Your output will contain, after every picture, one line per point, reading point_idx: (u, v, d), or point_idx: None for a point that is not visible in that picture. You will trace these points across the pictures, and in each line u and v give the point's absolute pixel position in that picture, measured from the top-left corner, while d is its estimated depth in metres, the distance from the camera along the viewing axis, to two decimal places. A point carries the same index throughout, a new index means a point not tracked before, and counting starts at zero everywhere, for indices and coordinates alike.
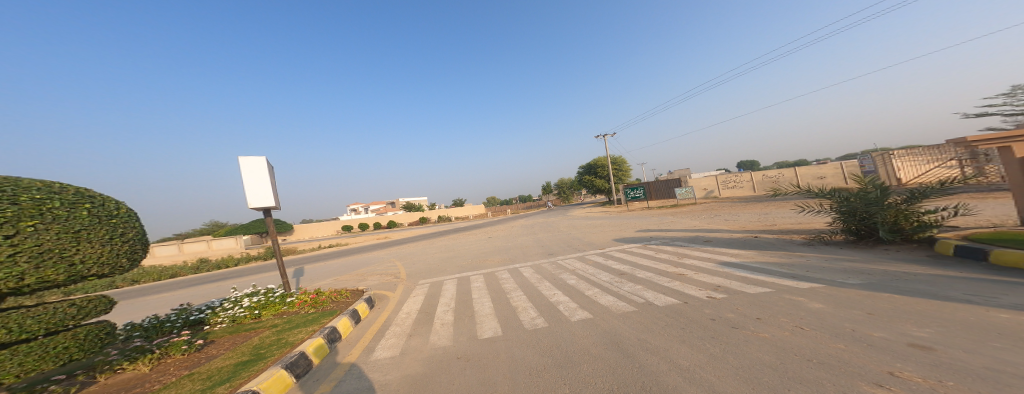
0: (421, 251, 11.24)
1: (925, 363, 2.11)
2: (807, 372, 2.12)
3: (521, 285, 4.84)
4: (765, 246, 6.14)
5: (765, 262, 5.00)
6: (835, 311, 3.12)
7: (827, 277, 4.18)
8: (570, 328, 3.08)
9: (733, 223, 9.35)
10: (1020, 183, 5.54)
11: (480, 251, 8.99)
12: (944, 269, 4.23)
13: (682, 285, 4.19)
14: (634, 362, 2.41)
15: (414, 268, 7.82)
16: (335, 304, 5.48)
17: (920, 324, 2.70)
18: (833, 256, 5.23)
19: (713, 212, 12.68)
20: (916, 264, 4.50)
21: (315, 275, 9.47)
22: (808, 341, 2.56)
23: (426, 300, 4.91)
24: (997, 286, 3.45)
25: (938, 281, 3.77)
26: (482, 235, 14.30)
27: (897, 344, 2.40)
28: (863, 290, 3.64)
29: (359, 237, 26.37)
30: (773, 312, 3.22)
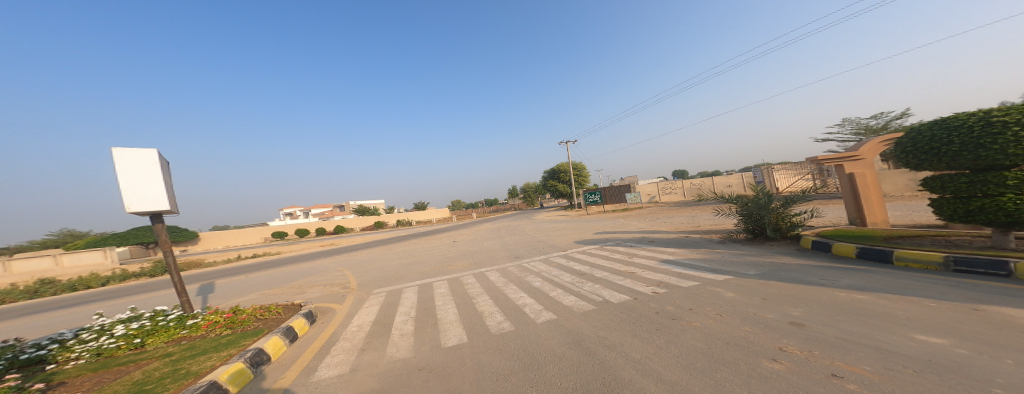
0: (373, 258, 10.40)
1: (801, 337, 2.67)
2: (727, 354, 2.52)
3: (483, 290, 4.82)
4: (693, 245, 7.08)
5: (694, 259, 5.78)
6: (742, 298, 3.77)
7: (735, 270, 5.02)
8: (536, 330, 3.17)
9: (669, 224, 10.58)
10: (848, 193, 7.26)
11: (438, 257, 8.66)
12: (813, 259, 5.40)
13: (633, 283, 4.61)
14: (595, 359, 2.59)
15: (362, 278, 7.20)
16: (261, 323, 4.77)
17: (797, 304, 3.42)
18: (741, 251, 6.27)
19: (656, 215, 14.11)
20: (795, 256, 5.66)
21: (233, 290, 8.06)
22: (725, 326, 3.05)
23: (379, 310, 4.59)
24: (843, 271, 4.53)
25: (808, 268, 4.80)
26: (439, 240, 13.73)
27: (782, 323, 2.99)
28: (760, 279, 4.45)
29: (293, 245, 23.25)
30: (700, 302, 3.75)
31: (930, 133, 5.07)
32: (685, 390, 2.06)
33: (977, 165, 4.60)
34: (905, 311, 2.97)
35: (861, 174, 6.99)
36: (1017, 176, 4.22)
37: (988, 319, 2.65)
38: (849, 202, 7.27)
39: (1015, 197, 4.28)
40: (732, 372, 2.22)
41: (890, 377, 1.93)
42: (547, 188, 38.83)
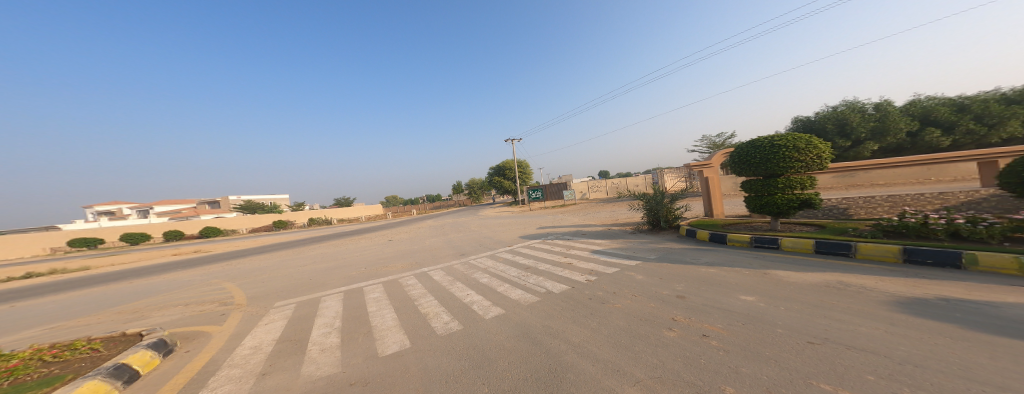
0: (280, 264, 8.57)
1: (687, 308, 3.31)
2: (642, 328, 2.94)
3: (419, 291, 4.57)
4: (614, 236, 8.05)
5: (616, 248, 6.56)
6: (648, 279, 4.47)
7: (641, 255, 5.89)
8: (485, 327, 3.15)
9: (595, 219, 11.72)
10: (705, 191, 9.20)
11: (367, 259, 7.78)
12: (696, 243, 6.71)
13: (570, 273, 4.97)
14: (542, 348, 2.70)
15: (261, 288, 5.96)
16: (54, 365, 2.92)
17: (681, 280, 4.24)
18: (646, 240, 7.38)
19: (589, 211, 15.47)
20: (684, 242, 6.93)
21: (37, 316, 5.65)
22: (638, 304, 3.55)
23: (291, 322, 3.91)
24: (713, 252, 5.76)
25: (688, 251, 5.95)
26: (369, 240, 12.36)
27: (673, 297, 3.65)
28: (658, 262, 5.33)
29: (152, 249, 17.80)
30: (621, 286, 4.28)
31: (744, 149, 6.95)
32: (617, 366, 2.32)
33: (768, 174, 6.58)
34: (741, 281, 4.04)
35: (711, 178, 8.87)
36: (785, 181, 6.35)
37: (784, 285, 3.82)
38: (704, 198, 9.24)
39: (783, 195, 6.44)
40: (647, 345, 2.61)
41: (744, 337, 2.58)
42: (494, 184, 38.36)
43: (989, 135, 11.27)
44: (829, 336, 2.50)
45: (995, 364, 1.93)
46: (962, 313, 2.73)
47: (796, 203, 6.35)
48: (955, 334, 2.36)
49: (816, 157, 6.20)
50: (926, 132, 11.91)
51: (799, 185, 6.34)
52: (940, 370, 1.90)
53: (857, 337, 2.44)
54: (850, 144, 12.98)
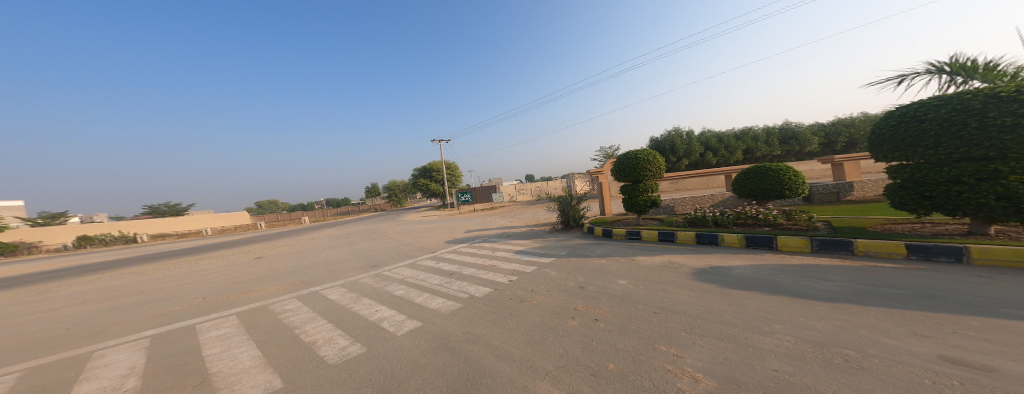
0: (79, 300, 5.88)
1: (589, 297, 3.69)
2: (554, 322, 3.14)
3: (308, 316, 3.83)
4: (533, 236, 8.50)
5: (536, 248, 6.92)
6: (559, 273, 4.84)
7: (555, 252, 6.37)
8: (396, 345, 2.85)
9: (520, 221, 12.15)
10: (602, 193, 10.50)
11: (239, 282, 6.13)
12: (600, 237, 7.61)
13: (494, 275, 4.98)
14: (460, 357, 2.60)
15: (30, 337, 4.00)
16: None
17: (583, 272, 4.74)
18: (560, 238, 8.00)
19: (515, 213, 16.02)
20: (590, 237, 7.77)
21: None
22: (552, 299, 3.79)
23: (53, 383, 2.67)
24: (611, 244, 6.63)
25: (592, 246, 6.68)
26: (247, 256, 9.80)
27: (578, 289, 4.01)
28: (567, 257, 5.82)
29: None
30: (538, 283, 4.50)
31: (618, 160, 8.36)
32: (531, 362, 2.41)
33: (632, 180, 8.11)
34: (614, 267, 4.81)
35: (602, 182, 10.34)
36: (645, 186, 7.92)
37: (642, 267, 4.71)
38: (602, 199, 10.54)
39: (644, 198, 7.98)
40: (556, 337, 2.80)
41: (621, 317, 3.04)
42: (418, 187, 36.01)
43: (731, 157, 16.37)
44: (663, 305, 3.19)
45: (742, 311, 2.81)
46: (714, 275, 3.95)
47: (652, 205, 7.95)
48: (721, 292, 3.34)
49: (658, 168, 7.97)
50: (708, 155, 16.35)
51: (651, 192, 7.98)
52: (716, 321, 2.65)
53: (676, 303, 3.19)
54: (677, 160, 16.60)
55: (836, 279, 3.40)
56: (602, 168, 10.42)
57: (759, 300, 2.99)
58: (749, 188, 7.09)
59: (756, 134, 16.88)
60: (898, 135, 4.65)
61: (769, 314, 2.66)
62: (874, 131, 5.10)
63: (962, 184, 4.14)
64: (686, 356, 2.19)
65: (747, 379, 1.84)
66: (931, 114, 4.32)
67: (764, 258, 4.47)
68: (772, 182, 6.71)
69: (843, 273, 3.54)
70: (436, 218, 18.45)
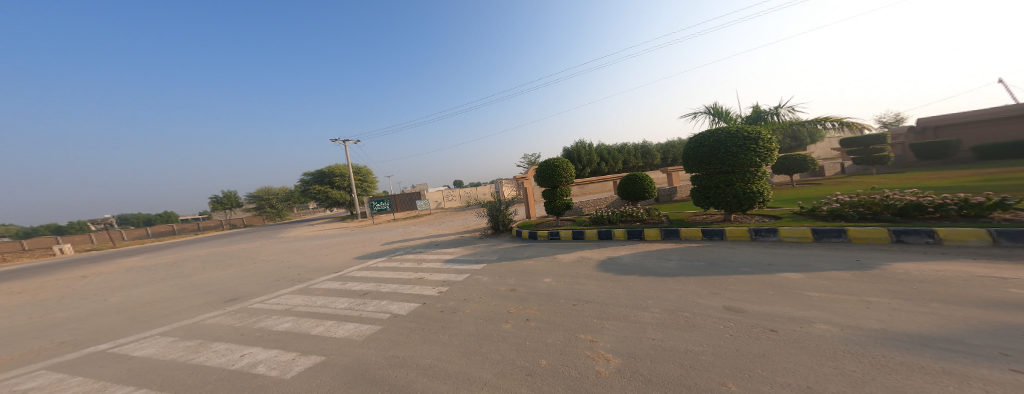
0: None
1: (522, 299, 3.77)
2: (490, 328, 3.10)
3: (149, 371, 2.82)
4: (464, 243, 8.31)
5: (466, 255, 6.77)
6: (490, 279, 4.82)
7: (486, 258, 6.34)
8: (292, 387, 2.36)
9: (448, 228, 11.77)
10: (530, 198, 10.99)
11: (25, 338, 4.21)
12: (528, 239, 7.94)
13: (420, 288, 4.65)
14: (384, 385, 2.31)
15: None
16: None
17: (514, 275, 4.84)
18: (490, 243, 8.03)
19: (439, 220, 15.32)
20: (519, 240, 8.02)
21: None
22: (485, 305, 3.75)
23: None
24: (539, 246, 6.97)
25: (521, 248, 6.90)
26: (33, 301, 6.65)
27: (511, 292, 4.06)
28: (498, 262, 5.86)
29: None
30: (470, 290, 4.39)
31: (540, 167, 8.92)
32: (467, 374, 2.31)
33: (550, 185, 8.77)
34: (533, 267, 5.11)
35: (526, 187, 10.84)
36: (562, 192, 8.68)
37: (561, 264, 5.14)
38: (530, 204, 11.00)
39: (560, 202, 8.71)
40: (487, 343, 2.79)
41: (548, 313, 3.22)
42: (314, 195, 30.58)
43: (615, 167, 19.28)
44: (577, 297, 3.53)
45: (634, 293, 3.33)
46: (618, 265, 4.56)
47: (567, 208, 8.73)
48: (617, 279, 3.92)
49: (572, 175, 8.82)
50: (601, 166, 18.84)
51: (565, 196, 8.76)
52: (617, 306, 3.08)
53: (586, 294, 3.58)
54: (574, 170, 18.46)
55: (677, 259, 4.49)
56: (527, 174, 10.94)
57: (644, 283, 3.61)
58: (628, 191, 8.42)
59: (630, 149, 20.17)
60: (692, 154, 6.51)
61: (652, 293, 3.24)
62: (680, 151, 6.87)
63: (723, 188, 6.07)
64: (601, 341, 2.44)
65: (654, 351, 2.16)
66: (707, 140, 6.23)
67: (641, 248, 5.46)
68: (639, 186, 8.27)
69: (680, 254, 4.73)
70: (346, 231, 16.16)
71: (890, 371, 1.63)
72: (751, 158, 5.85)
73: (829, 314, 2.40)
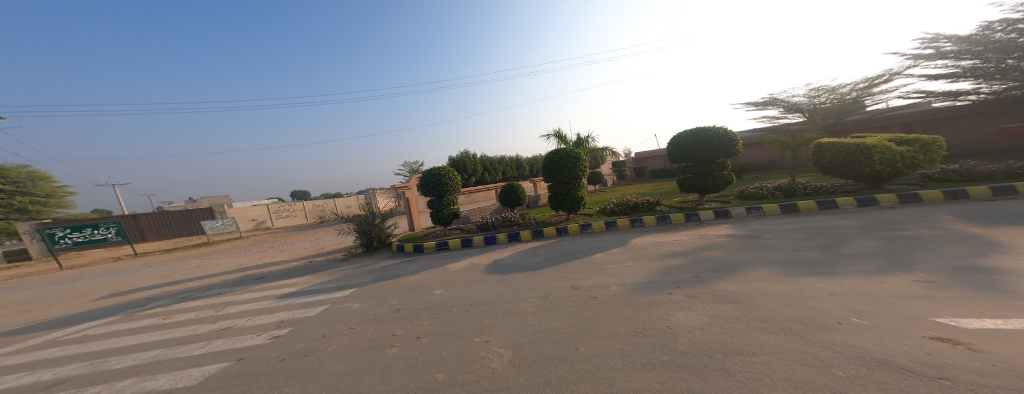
0: None
1: (404, 318, 3.56)
2: (371, 359, 2.75)
3: None
4: (322, 269, 6.93)
5: (321, 283, 5.65)
6: (363, 305, 4.25)
7: (355, 282, 5.55)
8: None
9: (285, 254, 9.44)
10: (409, 209, 10.38)
11: None
12: (403, 255, 7.46)
13: (229, 341, 3.31)
14: None
15: None
16: None
17: (394, 294, 4.48)
18: (359, 264, 7.09)
19: (275, 244, 12.08)
20: (394, 257, 7.43)
21: None
22: (358, 335, 3.25)
23: None
24: (416, 260, 6.67)
25: (398, 265, 6.47)
26: None
27: (391, 314, 3.75)
28: (371, 284, 5.26)
29: None
30: (331, 324, 3.65)
31: (424, 175, 8.66)
32: None
33: (436, 195, 8.62)
34: (419, 283, 4.89)
35: (409, 198, 10.28)
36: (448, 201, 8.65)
37: (450, 273, 5.13)
38: (410, 215, 10.36)
39: (447, 212, 8.64)
40: (369, 375, 2.47)
41: (438, 326, 3.16)
42: None
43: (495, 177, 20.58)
44: (466, 303, 3.63)
45: (514, 289, 3.69)
46: (500, 266, 4.96)
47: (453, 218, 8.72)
48: (501, 278, 4.25)
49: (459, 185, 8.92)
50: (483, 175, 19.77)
51: (453, 204, 8.78)
52: (501, 302, 3.35)
53: (474, 298, 3.73)
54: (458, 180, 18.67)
55: (544, 253, 5.26)
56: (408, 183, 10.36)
57: (521, 278, 4.06)
58: (507, 198, 9.20)
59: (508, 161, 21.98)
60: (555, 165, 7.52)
61: (529, 285, 3.69)
62: (545, 161, 7.76)
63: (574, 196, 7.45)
64: (491, 339, 2.61)
65: (530, 338, 2.45)
66: (568, 155, 7.48)
67: (520, 248, 6.07)
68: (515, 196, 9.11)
69: (545, 249, 5.57)
70: (114, 263, 10.66)
71: (659, 309, 2.50)
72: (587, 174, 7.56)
73: (630, 277, 3.38)
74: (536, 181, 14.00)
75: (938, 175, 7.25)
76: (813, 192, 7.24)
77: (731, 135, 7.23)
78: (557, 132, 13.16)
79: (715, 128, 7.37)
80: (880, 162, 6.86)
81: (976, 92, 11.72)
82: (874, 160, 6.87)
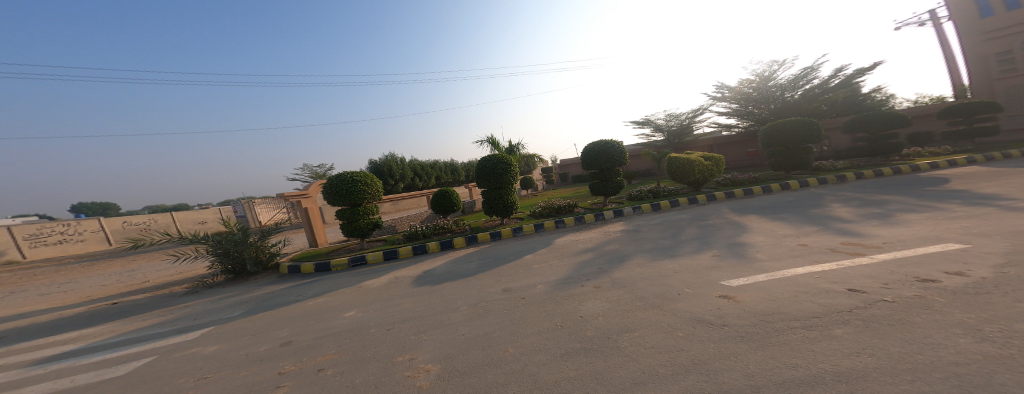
0: None
1: (295, 352, 2.96)
2: None
3: None
4: (136, 312, 5.18)
5: (126, 332, 4.16)
6: (225, 345, 3.28)
7: (215, 318, 4.37)
8: None
9: (62, 299, 6.66)
10: (306, 222, 9.00)
11: None
12: (281, 282, 6.17)
13: None
14: None
15: None
16: None
17: (282, 326, 3.72)
18: (219, 296, 5.64)
19: (53, 284, 8.38)
20: (270, 284, 6.10)
21: None
22: (217, 385, 2.46)
23: None
24: (298, 287, 5.58)
25: (287, 290, 5.48)
26: None
27: (276, 349, 3.07)
28: (245, 318, 4.22)
29: None
30: (168, 377, 2.69)
31: (331, 182, 7.72)
32: None
33: (350, 203, 7.75)
34: (330, 305, 4.28)
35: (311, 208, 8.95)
36: (364, 210, 7.85)
37: (368, 291, 4.65)
38: (308, 228, 9.01)
39: (365, 221, 7.85)
40: None
41: (350, 352, 2.80)
42: None
43: (431, 182, 19.90)
44: (391, 320, 3.36)
45: (444, 300, 3.59)
46: (428, 278, 4.73)
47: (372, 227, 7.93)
48: (423, 293, 4.02)
49: (378, 191, 8.18)
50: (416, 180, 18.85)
51: (374, 213, 8.12)
52: (431, 316, 3.20)
53: (399, 314, 3.48)
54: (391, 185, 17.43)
55: (478, 259, 5.25)
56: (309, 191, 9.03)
57: (455, 287, 3.96)
58: (441, 206, 8.97)
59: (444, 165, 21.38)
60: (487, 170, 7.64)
61: (462, 293, 3.64)
62: (478, 167, 7.82)
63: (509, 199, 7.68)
64: (416, 356, 2.48)
65: (457, 348, 2.39)
66: (497, 160, 7.65)
67: (453, 256, 5.90)
68: (447, 202, 8.91)
69: (479, 255, 5.57)
70: None
71: (572, 302, 2.76)
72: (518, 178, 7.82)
73: (551, 276, 3.63)
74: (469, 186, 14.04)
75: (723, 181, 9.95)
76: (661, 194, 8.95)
77: (600, 143, 8.42)
78: (491, 139, 13.38)
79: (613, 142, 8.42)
80: (699, 173, 8.93)
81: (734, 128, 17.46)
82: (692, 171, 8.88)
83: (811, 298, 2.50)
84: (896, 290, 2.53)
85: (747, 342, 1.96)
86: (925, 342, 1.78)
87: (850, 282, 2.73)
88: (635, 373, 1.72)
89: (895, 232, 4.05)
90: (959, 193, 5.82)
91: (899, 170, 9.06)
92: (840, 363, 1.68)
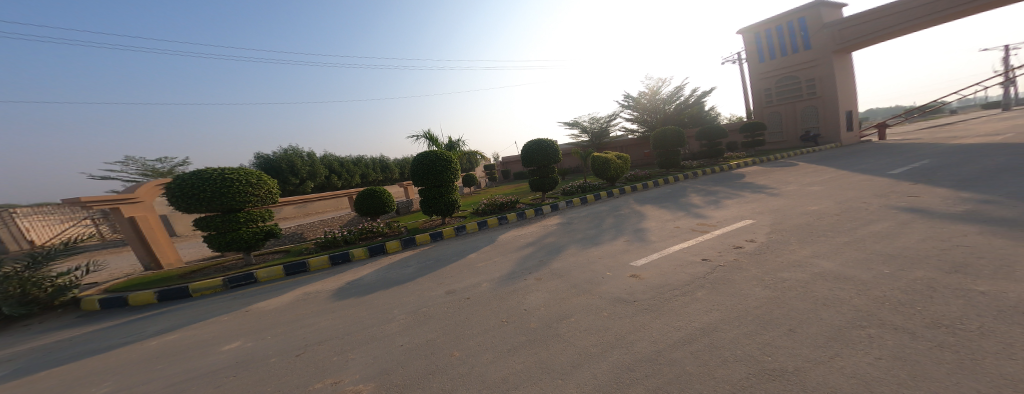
0: None
1: None
2: None
3: None
4: None
5: None
6: None
7: None
8: None
9: None
10: (134, 237, 6.69)
11: None
12: (94, 323, 4.47)
13: None
14: None
15: None
16: None
17: (109, 377, 2.75)
18: None
19: None
20: (73, 327, 4.37)
21: None
22: None
23: None
24: (133, 324, 4.19)
25: (107, 331, 4.03)
26: None
27: None
28: (28, 378, 2.94)
29: None
30: None
31: (190, 182, 5.88)
32: None
33: (223, 209, 6.08)
34: (211, 337, 3.36)
35: (143, 217, 6.64)
36: (244, 216, 6.26)
37: (260, 315, 3.83)
38: (138, 246, 6.75)
39: (248, 230, 6.34)
40: None
41: (238, 390, 2.26)
42: None
43: (353, 181, 17.11)
44: (305, 342, 2.84)
45: (375, 311, 3.24)
46: (349, 289, 4.21)
47: (261, 236, 6.48)
48: (340, 308, 3.55)
49: (268, 191, 6.55)
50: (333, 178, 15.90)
51: (260, 217, 6.58)
52: (356, 331, 2.85)
53: (315, 334, 2.98)
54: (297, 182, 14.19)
55: (416, 263, 4.87)
56: (139, 194, 6.69)
57: (385, 296, 3.63)
58: (367, 206, 7.96)
59: (368, 162, 18.69)
60: (426, 167, 7.16)
61: (396, 302, 3.35)
62: (415, 162, 7.30)
63: (447, 198, 7.32)
64: (339, 378, 2.14)
65: (389, 363, 2.18)
66: (436, 157, 7.22)
67: (384, 263, 5.35)
68: (375, 202, 7.95)
69: (418, 258, 5.18)
70: None
71: (511, 299, 2.83)
72: (456, 176, 7.43)
73: (489, 274, 3.65)
74: (405, 185, 12.88)
75: (633, 176, 11.51)
76: (586, 188, 9.78)
77: (538, 141, 8.82)
78: (428, 133, 12.22)
79: (549, 141, 8.85)
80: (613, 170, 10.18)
81: (632, 133, 20.69)
82: (603, 168, 10.17)
83: (685, 269, 3.15)
84: (724, 255, 3.46)
85: (649, 313, 2.35)
86: (754, 296, 2.51)
87: (702, 253, 3.58)
88: (572, 357, 1.87)
89: (725, 212, 5.50)
90: (752, 183, 8.27)
91: (723, 168, 12.11)
92: (712, 322, 2.18)
